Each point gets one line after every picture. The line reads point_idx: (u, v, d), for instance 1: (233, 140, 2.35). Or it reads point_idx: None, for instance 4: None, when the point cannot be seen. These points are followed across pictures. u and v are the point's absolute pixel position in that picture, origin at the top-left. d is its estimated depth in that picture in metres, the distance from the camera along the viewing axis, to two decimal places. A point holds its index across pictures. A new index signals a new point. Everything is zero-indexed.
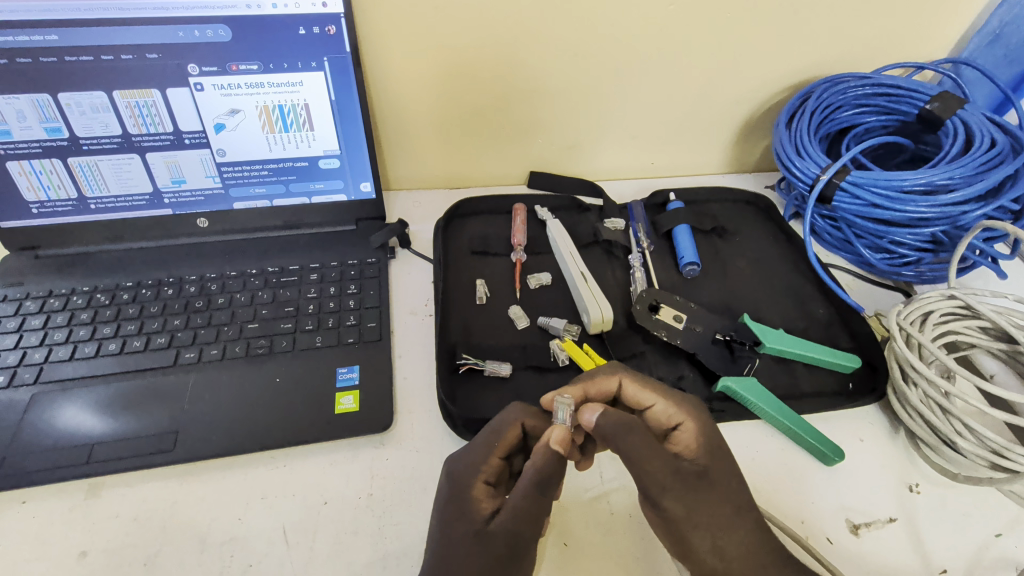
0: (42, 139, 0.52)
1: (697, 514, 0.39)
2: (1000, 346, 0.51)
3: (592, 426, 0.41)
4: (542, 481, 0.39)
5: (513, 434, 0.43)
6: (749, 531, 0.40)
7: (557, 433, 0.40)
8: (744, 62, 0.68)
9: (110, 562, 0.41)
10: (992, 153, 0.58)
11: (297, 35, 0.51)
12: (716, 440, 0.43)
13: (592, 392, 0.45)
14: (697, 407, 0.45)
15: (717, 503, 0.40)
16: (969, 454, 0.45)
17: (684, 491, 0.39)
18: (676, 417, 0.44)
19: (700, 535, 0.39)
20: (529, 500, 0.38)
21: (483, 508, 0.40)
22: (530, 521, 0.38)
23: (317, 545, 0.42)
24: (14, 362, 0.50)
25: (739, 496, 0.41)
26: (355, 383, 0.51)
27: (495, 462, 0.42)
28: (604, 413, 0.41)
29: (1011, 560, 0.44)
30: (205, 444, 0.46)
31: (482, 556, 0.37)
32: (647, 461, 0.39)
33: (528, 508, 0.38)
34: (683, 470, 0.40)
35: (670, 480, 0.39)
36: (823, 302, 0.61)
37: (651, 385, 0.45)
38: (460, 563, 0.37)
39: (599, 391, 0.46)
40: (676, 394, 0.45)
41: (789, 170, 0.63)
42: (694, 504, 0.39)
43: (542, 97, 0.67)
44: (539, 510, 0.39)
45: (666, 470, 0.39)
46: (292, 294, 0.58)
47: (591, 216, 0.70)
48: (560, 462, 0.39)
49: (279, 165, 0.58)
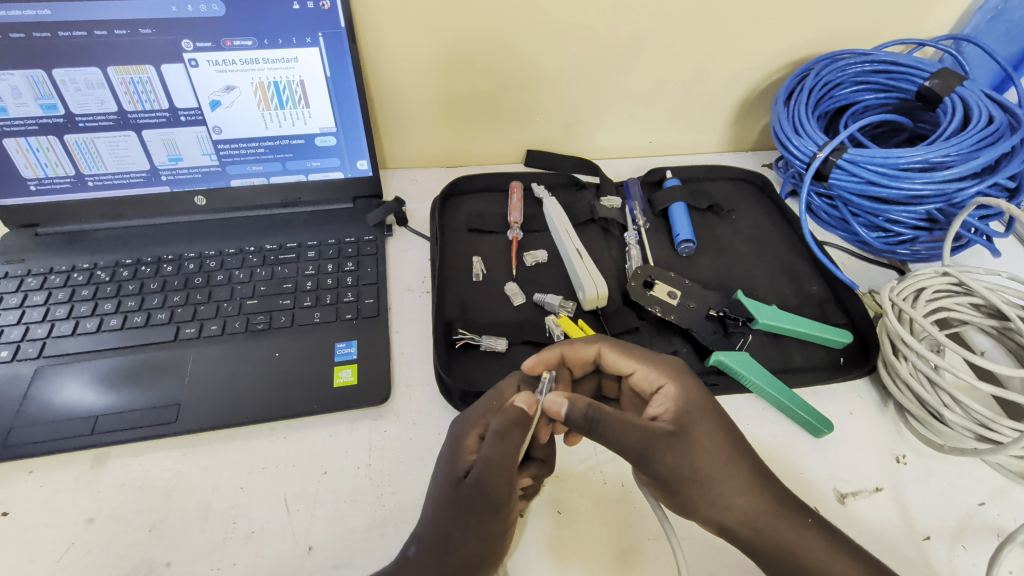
0: (39, 116, 0.52)
1: (683, 470, 0.41)
2: (992, 324, 0.51)
3: (558, 414, 0.40)
4: (501, 432, 0.39)
5: (510, 393, 0.44)
6: (743, 476, 0.41)
7: (521, 396, 0.41)
8: (742, 40, 0.67)
9: (117, 528, 0.42)
10: (989, 130, 0.57)
11: (291, 11, 0.51)
12: (696, 399, 0.43)
13: (571, 357, 0.47)
14: (678, 370, 0.45)
15: (705, 458, 0.41)
16: (956, 427, 0.46)
17: (670, 447, 0.41)
18: (658, 381, 0.45)
19: (692, 489, 0.41)
20: (493, 451, 0.39)
21: (467, 458, 0.41)
22: (499, 474, 0.39)
23: (317, 512, 0.44)
24: (18, 337, 0.51)
25: (725, 446, 0.42)
26: (353, 357, 0.52)
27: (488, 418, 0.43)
28: (573, 401, 0.40)
29: (993, 527, 0.45)
30: (205, 417, 0.47)
31: (459, 504, 0.39)
32: (622, 438, 0.40)
33: (493, 458, 0.39)
34: (665, 432, 0.41)
35: (654, 446, 0.40)
36: (816, 280, 0.62)
37: (632, 352, 0.46)
38: (444, 512, 0.39)
39: (579, 357, 0.47)
40: (655, 356, 0.46)
41: (787, 149, 0.63)
42: (682, 460, 0.41)
43: (539, 75, 0.67)
44: (505, 461, 0.39)
45: (646, 440, 0.40)
46: (289, 271, 0.58)
47: (588, 194, 0.70)
48: (525, 419, 0.39)
49: (276, 142, 0.58)
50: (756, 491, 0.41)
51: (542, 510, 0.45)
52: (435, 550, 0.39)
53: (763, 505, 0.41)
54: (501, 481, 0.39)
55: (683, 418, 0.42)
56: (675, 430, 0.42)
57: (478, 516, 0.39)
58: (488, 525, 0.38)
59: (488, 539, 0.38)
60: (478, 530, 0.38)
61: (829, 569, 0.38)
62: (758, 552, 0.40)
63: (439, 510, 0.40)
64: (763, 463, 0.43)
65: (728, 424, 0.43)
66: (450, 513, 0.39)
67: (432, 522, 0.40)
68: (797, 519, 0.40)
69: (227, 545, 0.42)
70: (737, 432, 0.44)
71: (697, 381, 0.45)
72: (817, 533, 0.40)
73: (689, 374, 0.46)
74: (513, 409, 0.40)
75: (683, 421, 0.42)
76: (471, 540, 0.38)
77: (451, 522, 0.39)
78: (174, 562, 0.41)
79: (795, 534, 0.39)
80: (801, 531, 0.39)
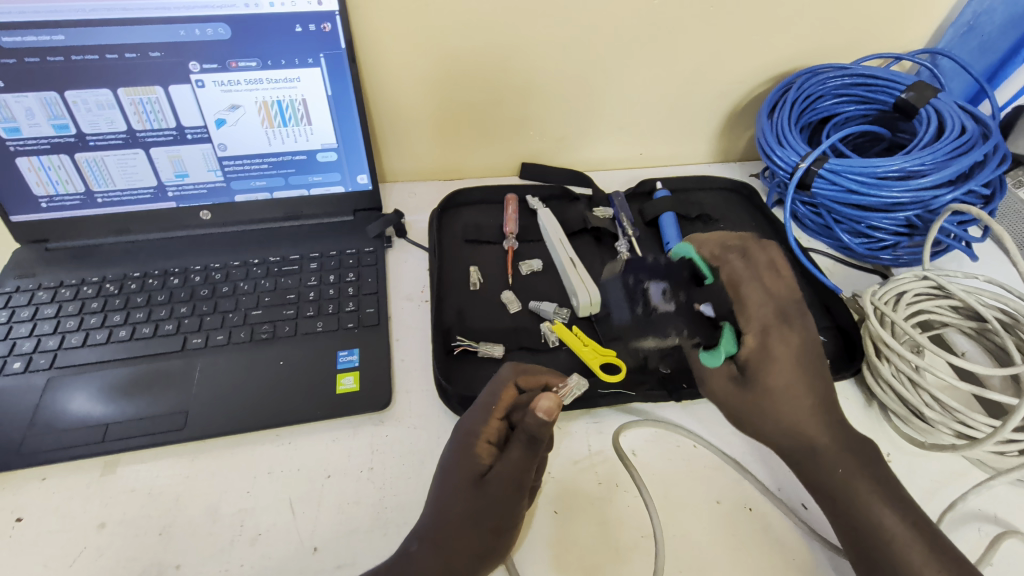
0: (50, 136, 0.54)
1: (788, 431, 0.42)
2: (970, 324, 0.54)
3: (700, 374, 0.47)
4: (531, 440, 0.41)
5: (507, 394, 0.45)
6: (803, 419, 0.42)
7: (544, 402, 0.40)
8: (726, 57, 0.70)
9: (129, 532, 0.44)
10: (963, 139, 0.60)
11: (294, 33, 0.53)
12: (802, 353, 0.42)
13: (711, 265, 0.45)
14: (763, 319, 0.42)
15: (768, 399, 0.42)
16: (937, 424, 0.48)
17: (725, 386, 0.44)
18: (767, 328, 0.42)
19: (800, 451, 0.42)
20: (520, 456, 0.41)
21: (481, 456, 0.43)
22: (521, 477, 0.42)
23: (322, 514, 0.45)
24: (29, 349, 0.53)
25: (799, 389, 0.41)
26: (355, 365, 0.54)
27: (496, 421, 0.44)
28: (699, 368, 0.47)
29: (974, 518, 0.47)
30: (214, 424, 0.49)
31: (475, 501, 0.42)
32: (730, 399, 0.44)
33: (519, 462, 0.41)
34: (763, 394, 0.42)
35: (756, 409, 0.43)
36: (802, 285, 0.63)
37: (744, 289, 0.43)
38: (456, 507, 0.42)
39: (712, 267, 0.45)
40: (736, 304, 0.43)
41: (771, 160, 0.66)
42: (737, 397, 0.44)
43: (532, 91, 0.70)
44: (527, 465, 0.42)
45: (745, 401, 0.43)
46: (293, 283, 0.60)
47: (580, 205, 0.72)
48: (547, 427, 0.40)
49: (279, 158, 0.61)
50: (814, 432, 0.42)
51: (542, 510, 0.46)
52: (435, 544, 0.41)
53: (823, 447, 0.41)
54: (519, 479, 0.42)
55: (762, 367, 0.42)
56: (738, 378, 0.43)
57: (499, 512, 0.41)
58: (502, 519, 0.41)
59: (500, 533, 0.41)
60: (489, 528, 0.41)
61: (881, 504, 0.39)
62: (823, 495, 0.41)
63: (451, 505, 0.42)
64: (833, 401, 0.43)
65: (809, 369, 0.42)
66: (464, 508, 0.42)
67: (444, 522, 0.41)
68: (852, 459, 0.41)
69: (234, 548, 0.43)
70: (817, 361, 0.42)
71: (784, 328, 0.42)
72: (877, 466, 0.41)
73: (779, 322, 0.42)
74: (534, 418, 0.39)
75: (753, 373, 0.42)
76: (481, 534, 0.41)
77: (460, 520, 0.41)
78: (183, 564, 0.42)
79: (848, 474, 0.41)
80: (855, 471, 0.41)
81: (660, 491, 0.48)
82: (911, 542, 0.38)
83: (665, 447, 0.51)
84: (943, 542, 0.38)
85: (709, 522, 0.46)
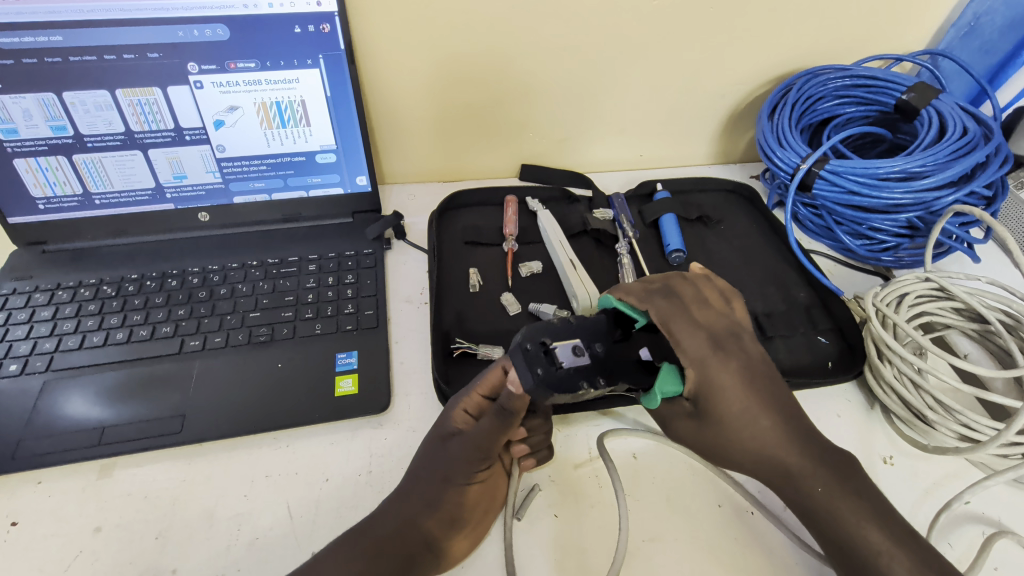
0: (48, 137, 0.54)
1: (755, 460, 0.41)
2: (973, 326, 0.53)
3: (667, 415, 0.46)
4: (503, 411, 0.42)
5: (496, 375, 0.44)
6: (767, 442, 0.41)
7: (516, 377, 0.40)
8: (726, 57, 0.70)
9: (124, 536, 0.43)
10: (964, 141, 0.60)
11: (293, 34, 0.53)
12: (749, 376, 0.42)
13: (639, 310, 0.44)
14: (701, 356, 0.42)
15: (728, 429, 0.42)
16: (940, 427, 0.48)
17: (687, 427, 0.44)
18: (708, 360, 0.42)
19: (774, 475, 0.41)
20: (489, 425, 0.43)
21: (456, 420, 0.45)
22: (487, 446, 0.43)
23: (320, 519, 0.45)
24: (26, 352, 0.52)
25: (753, 412, 0.41)
26: (353, 367, 0.53)
27: (476, 398, 0.44)
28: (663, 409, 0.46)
29: (978, 521, 0.46)
30: (210, 427, 0.49)
31: (442, 459, 0.44)
32: (695, 438, 0.44)
33: (488, 430, 0.43)
34: (724, 426, 0.42)
35: (720, 443, 0.42)
36: (803, 287, 0.63)
37: (677, 330, 0.43)
38: (426, 462, 0.45)
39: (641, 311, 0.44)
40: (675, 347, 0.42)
41: (772, 161, 0.66)
42: (699, 434, 0.44)
43: (531, 92, 0.69)
44: (495, 436, 0.43)
45: (709, 437, 0.43)
46: (291, 284, 0.60)
47: (580, 207, 0.72)
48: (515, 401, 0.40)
49: (277, 160, 0.60)
50: (785, 453, 0.40)
51: (540, 513, 0.46)
52: (397, 497, 0.43)
53: (796, 469, 0.40)
54: (479, 442, 0.43)
55: (715, 401, 0.42)
56: (696, 415, 0.43)
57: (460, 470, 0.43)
58: (455, 474, 0.43)
59: (449, 483, 0.43)
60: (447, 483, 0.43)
61: (866, 521, 0.38)
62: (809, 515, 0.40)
63: (424, 460, 0.45)
64: (804, 420, 0.42)
65: (761, 390, 0.42)
66: (432, 463, 0.44)
67: (413, 469, 0.45)
68: (831, 475, 0.40)
69: (231, 553, 0.43)
70: (763, 378, 0.43)
71: (722, 358, 0.42)
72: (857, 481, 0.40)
73: (716, 351, 0.42)
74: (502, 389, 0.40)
75: (707, 408, 0.42)
76: (433, 481, 0.44)
77: (426, 473, 0.44)
78: (180, 568, 0.42)
79: (829, 493, 0.39)
80: (835, 488, 0.39)
81: (661, 495, 0.47)
82: (898, 557, 0.36)
83: (664, 455, 0.50)
84: (934, 555, 0.36)
85: (709, 525, 0.46)
